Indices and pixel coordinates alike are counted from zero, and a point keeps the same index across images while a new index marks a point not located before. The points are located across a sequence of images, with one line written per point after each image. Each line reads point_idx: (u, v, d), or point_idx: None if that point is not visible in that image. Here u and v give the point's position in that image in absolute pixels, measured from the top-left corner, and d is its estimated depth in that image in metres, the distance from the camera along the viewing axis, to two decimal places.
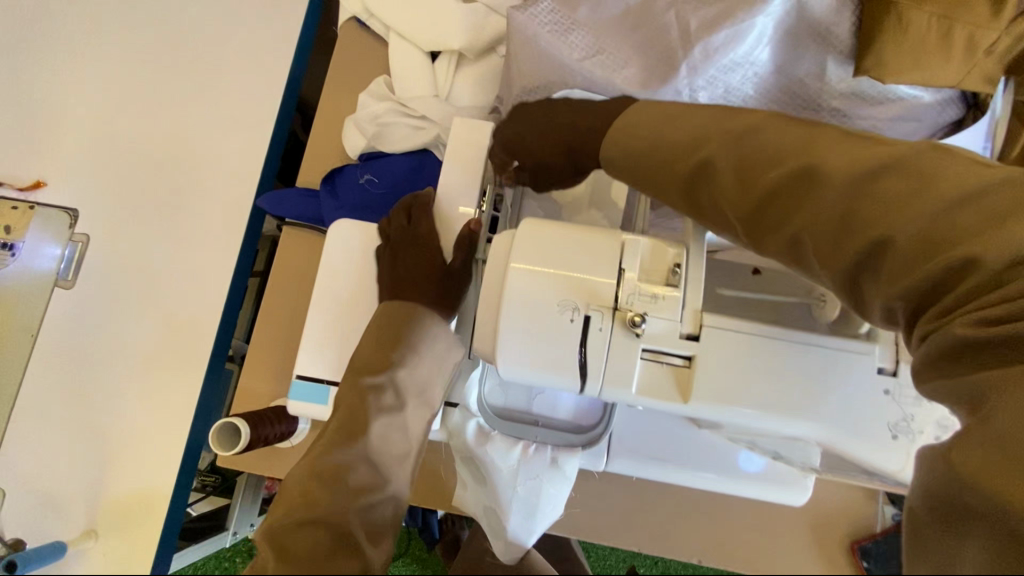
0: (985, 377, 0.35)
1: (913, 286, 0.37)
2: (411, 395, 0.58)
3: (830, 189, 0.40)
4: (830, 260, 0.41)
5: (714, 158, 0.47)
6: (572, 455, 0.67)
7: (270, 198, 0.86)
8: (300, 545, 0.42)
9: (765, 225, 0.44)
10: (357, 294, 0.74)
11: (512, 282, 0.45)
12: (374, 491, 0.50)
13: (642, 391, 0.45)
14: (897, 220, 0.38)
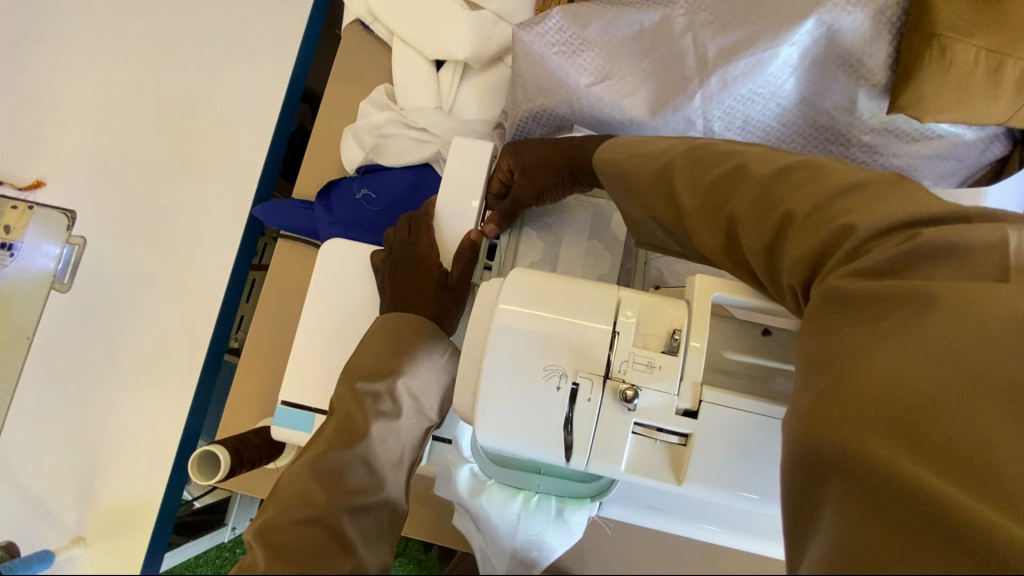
0: (850, 338, 0.33)
1: (805, 256, 0.36)
2: (403, 416, 0.57)
3: (756, 181, 0.41)
4: (746, 238, 0.40)
5: (694, 169, 0.45)
6: (579, 507, 0.62)
7: (265, 208, 0.83)
8: (287, 542, 0.45)
9: (705, 213, 0.43)
10: (347, 318, 0.72)
11: (494, 342, 0.42)
12: (356, 514, 0.49)
13: (632, 468, 0.41)
14: (798, 200, 0.38)
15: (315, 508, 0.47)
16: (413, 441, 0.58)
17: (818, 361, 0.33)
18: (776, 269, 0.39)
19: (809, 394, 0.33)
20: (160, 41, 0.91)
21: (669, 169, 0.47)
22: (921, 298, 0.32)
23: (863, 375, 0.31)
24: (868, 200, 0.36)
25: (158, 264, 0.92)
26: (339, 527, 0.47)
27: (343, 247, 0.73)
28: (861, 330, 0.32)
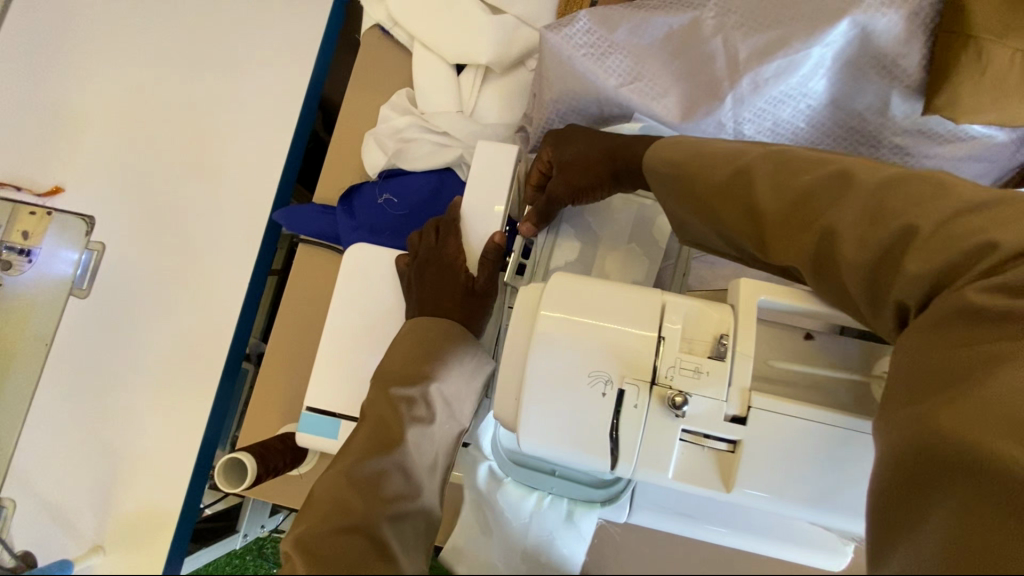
0: (974, 353, 0.35)
1: (930, 270, 0.37)
2: (437, 423, 0.56)
3: (856, 194, 0.41)
4: (851, 250, 0.40)
5: (768, 178, 0.45)
6: (588, 509, 0.64)
7: (286, 214, 0.83)
8: (327, 552, 0.45)
9: (795, 223, 0.43)
10: (373, 324, 0.71)
11: (538, 352, 0.41)
12: (397, 523, 0.48)
13: (679, 476, 0.41)
14: (921, 212, 0.38)
15: (354, 518, 0.47)
16: (445, 445, 0.57)
17: (922, 368, 0.37)
18: (882, 286, 0.39)
19: (923, 403, 0.35)
20: (180, 47, 0.91)
21: (747, 175, 0.47)
22: None
23: (965, 384, 0.35)
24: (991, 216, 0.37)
25: (177, 269, 0.91)
26: (379, 534, 0.46)
27: (368, 252, 0.73)
28: (978, 346, 0.35)
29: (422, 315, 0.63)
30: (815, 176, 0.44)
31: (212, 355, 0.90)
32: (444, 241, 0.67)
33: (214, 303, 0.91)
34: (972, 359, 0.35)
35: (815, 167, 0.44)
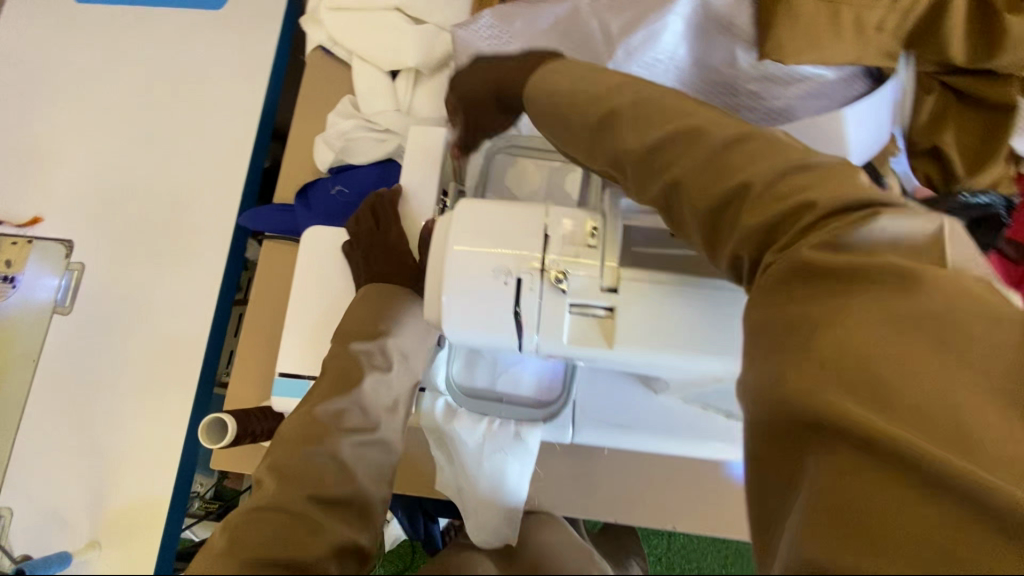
0: (813, 302, 0.34)
1: (760, 223, 0.38)
2: (391, 374, 0.65)
3: (690, 153, 0.44)
4: (696, 199, 0.42)
5: (636, 128, 0.47)
6: (534, 427, 0.74)
7: (252, 215, 0.94)
8: (294, 474, 0.53)
9: (653, 170, 0.46)
10: (331, 294, 0.80)
11: (449, 258, 0.51)
12: (356, 455, 0.57)
13: (572, 340, 0.51)
14: (755, 171, 0.40)
15: (318, 443, 0.55)
16: (401, 387, 0.66)
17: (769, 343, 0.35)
18: (719, 237, 0.41)
19: (779, 366, 0.34)
20: (149, 89, 1.05)
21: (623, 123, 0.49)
22: (892, 271, 0.33)
23: (830, 337, 0.32)
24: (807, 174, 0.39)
25: (151, 277, 0.99)
26: (343, 457, 0.55)
27: (321, 234, 0.82)
28: (826, 300, 0.34)
29: (369, 286, 0.72)
30: (672, 123, 0.45)
31: (185, 354, 0.96)
32: (392, 223, 0.78)
33: (185, 306, 0.98)
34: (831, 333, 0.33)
35: (668, 112, 0.46)
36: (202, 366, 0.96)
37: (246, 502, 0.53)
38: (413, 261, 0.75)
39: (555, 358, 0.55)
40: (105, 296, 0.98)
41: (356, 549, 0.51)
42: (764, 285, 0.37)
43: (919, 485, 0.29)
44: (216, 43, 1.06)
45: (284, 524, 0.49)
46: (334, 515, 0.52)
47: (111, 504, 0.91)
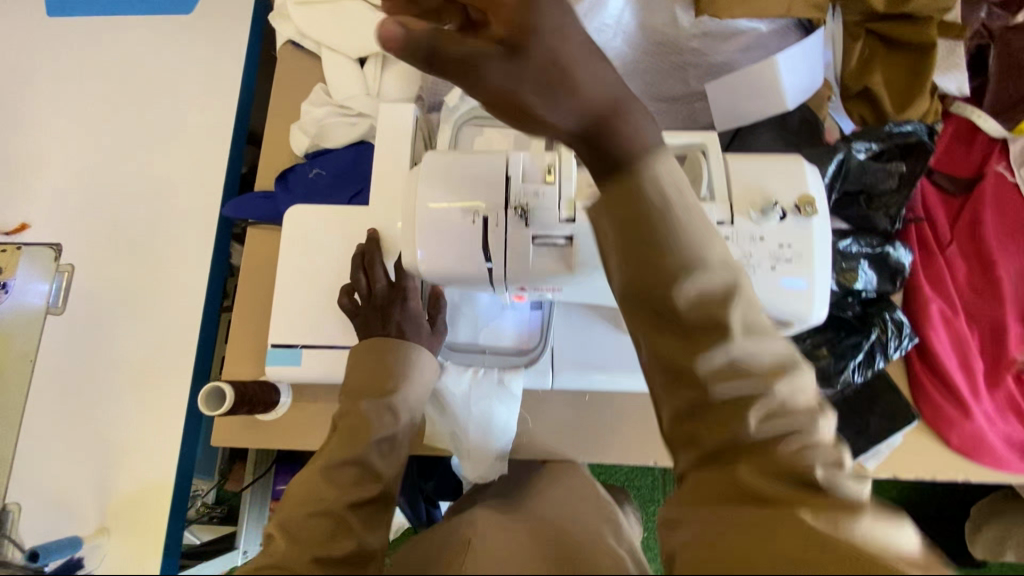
0: (743, 488, 0.37)
1: (714, 405, 0.38)
2: (400, 426, 0.70)
3: (717, 415, 0.39)
4: (661, 351, 0.39)
5: (655, 255, 0.38)
6: (517, 373, 0.80)
7: (235, 203, 0.98)
8: (297, 534, 0.60)
9: (607, 254, 0.40)
10: (314, 266, 0.83)
11: (421, 201, 0.56)
12: (360, 512, 0.63)
13: (537, 267, 0.57)
14: (725, 339, 0.38)
15: (325, 503, 0.62)
16: (403, 454, 0.70)
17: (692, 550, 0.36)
18: (679, 397, 0.39)
19: (705, 526, 0.37)
20: (125, 94, 1.08)
21: (630, 197, 0.38)
22: (814, 495, 0.36)
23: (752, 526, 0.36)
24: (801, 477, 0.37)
25: (135, 273, 1.00)
26: (344, 516, 0.62)
27: (304, 212, 0.85)
28: (750, 480, 0.37)
29: (371, 336, 0.75)
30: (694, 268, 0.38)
31: (174, 345, 0.97)
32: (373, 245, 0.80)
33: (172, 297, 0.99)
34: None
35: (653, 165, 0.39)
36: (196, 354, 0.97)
37: (257, 556, 0.60)
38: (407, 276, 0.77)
39: (525, 292, 0.61)
40: (93, 294, 1.00)
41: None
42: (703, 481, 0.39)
43: None
44: (189, 45, 1.10)
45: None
46: (334, 575, 0.57)
47: (115, 492, 0.93)
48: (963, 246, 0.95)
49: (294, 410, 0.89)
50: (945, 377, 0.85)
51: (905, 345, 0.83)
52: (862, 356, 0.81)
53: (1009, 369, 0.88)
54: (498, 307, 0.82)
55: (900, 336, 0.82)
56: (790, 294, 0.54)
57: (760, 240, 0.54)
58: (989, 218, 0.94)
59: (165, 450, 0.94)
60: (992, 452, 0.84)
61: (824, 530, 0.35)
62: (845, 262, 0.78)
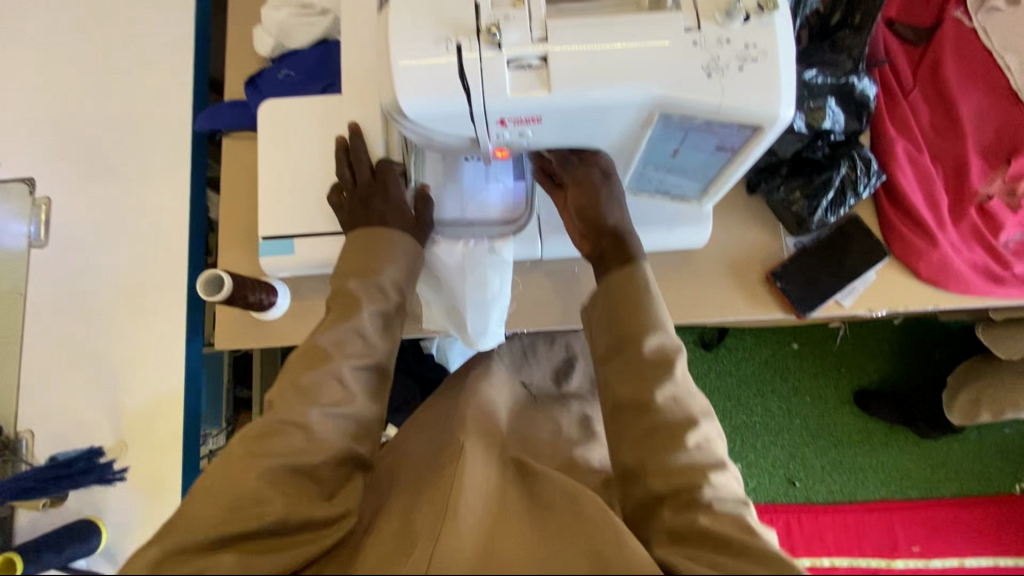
0: (656, 442, 0.57)
1: (633, 393, 0.59)
2: (385, 304, 0.72)
3: (634, 359, 0.60)
4: (609, 354, 0.63)
5: (630, 337, 0.61)
6: (506, 239, 0.83)
7: (205, 114, 0.96)
8: (300, 393, 0.62)
9: (612, 368, 0.62)
10: (294, 156, 0.83)
11: (395, 35, 0.58)
12: (360, 375, 0.67)
13: (514, 91, 0.58)
14: (652, 421, 0.57)
15: (324, 365, 0.64)
16: (395, 332, 0.73)
17: (614, 439, 0.60)
18: (621, 395, 0.60)
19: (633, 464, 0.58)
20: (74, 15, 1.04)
21: (634, 319, 0.62)
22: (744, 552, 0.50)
23: (656, 463, 0.56)
24: (677, 430, 0.56)
25: (115, 197, 1.00)
26: (343, 377, 0.64)
27: (279, 104, 0.84)
28: (651, 437, 0.57)
29: (357, 228, 0.77)
30: (659, 337, 0.61)
31: (165, 261, 0.98)
32: (353, 138, 0.79)
33: (155, 217, 0.99)
34: (683, 536, 0.52)
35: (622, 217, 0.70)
36: (188, 269, 0.98)
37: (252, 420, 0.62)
38: (390, 164, 0.79)
39: (505, 127, 0.61)
40: (76, 222, 1.00)
41: (358, 458, 0.64)
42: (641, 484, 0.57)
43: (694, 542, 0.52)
44: None
45: (303, 433, 0.60)
46: (342, 429, 0.63)
47: (126, 406, 0.95)
48: (927, 91, 0.98)
49: (292, 307, 0.90)
50: (911, 210, 0.90)
51: (874, 184, 0.86)
52: (832, 194, 0.85)
53: (972, 202, 0.92)
54: (483, 180, 0.82)
55: (868, 174, 0.86)
56: (759, 90, 0.57)
57: (726, 41, 0.57)
58: (950, 61, 0.97)
59: (172, 364, 0.96)
60: (960, 277, 0.89)
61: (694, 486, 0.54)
62: (811, 100, 0.81)
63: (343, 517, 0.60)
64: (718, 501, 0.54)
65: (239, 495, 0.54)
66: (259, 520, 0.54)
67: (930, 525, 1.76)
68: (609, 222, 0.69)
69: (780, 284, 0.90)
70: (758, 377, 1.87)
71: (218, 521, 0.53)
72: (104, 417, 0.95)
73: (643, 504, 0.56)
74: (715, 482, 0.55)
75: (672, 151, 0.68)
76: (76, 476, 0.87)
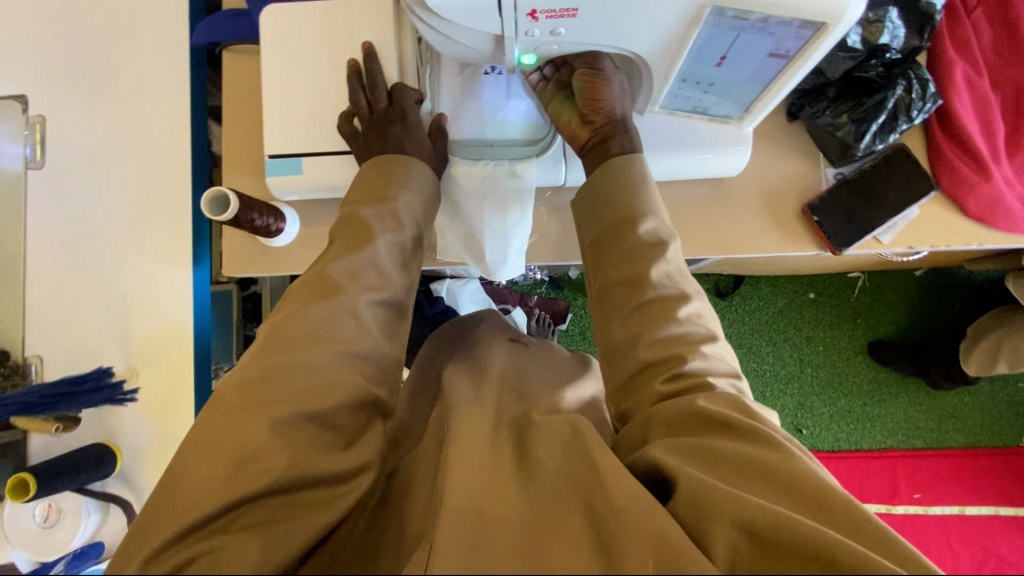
0: (651, 325, 0.61)
1: (631, 281, 0.64)
2: (397, 238, 0.68)
3: (628, 242, 0.65)
4: (603, 242, 0.67)
5: (628, 220, 0.66)
6: (528, 163, 0.78)
7: (205, 24, 0.88)
8: (311, 328, 0.58)
9: (606, 256, 0.67)
10: (301, 68, 0.77)
11: None
12: (379, 302, 0.63)
13: None
14: (652, 311, 0.62)
15: (338, 297, 0.61)
16: (411, 267, 0.69)
17: (605, 316, 0.66)
18: (617, 281, 0.65)
19: (626, 344, 0.62)
20: None
21: (626, 206, 0.66)
22: (740, 438, 0.51)
23: (651, 346, 0.60)
24: (668, 305, 0.62)
25: (111, 115, 0.94)
26: (358, 310, 0.61)
27: (284, 10, 0.76)
28: (647, 321, 0.61)
29: (370, 155, 0.73)
30: (653, 221, 0.65)
31: (170, 185, 0.93)
32: (361, 58, 0.73)
33: (155, 138, 0.93)
34: (679, 420, 0.54)
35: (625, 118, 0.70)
36: (193, 193, 0.93)
37: (255, 356, 0.58)
38: (404, 87, 0.73)
39: (536, 21, 0.55)
40: (72, 142, 0.94)
41: (377, 404, 0.60)
42: (632, 364, 0.61)
43: (690, 427, 0.53)
44: None
45: (313, 374, 0.56)
46: (358, 370, 0.59)
47: (137, 333, 0.93)
48: (992, 9, 0.89)
49: (302, 234, 0.86)
50: (966, 140, 0.83)
51: (928, 109, 0.79)
52: (882, 119, 0.79)
53: None
54: (503, 97, 0.76)
55: (924, 97, 0.79)
56: None
57: None
58: None
59: (181, 291, 0.93)
60: (1010, 212, 0.83)
61: (689, 370, 0.58)
62: (869, 11, 0.74)
63: (363, 471, 0.56)
64: (709, 372, 0.58)
65: (247, 448, 0.50)
66: (273, 475, 0.50)
67: (933, 474, 1.77)
68: (612, 111, 0.70)
69: (817, 218, 0.85)
70: (772, 327, 1.84)
71: (223, 485, 0.49)
72: (115, 343, 0.94)
73: (632, 379, 0.61)
74: (704, 353, 0.59)
75: (718, 59, 0.61)
76: (88, 393, 0.88)
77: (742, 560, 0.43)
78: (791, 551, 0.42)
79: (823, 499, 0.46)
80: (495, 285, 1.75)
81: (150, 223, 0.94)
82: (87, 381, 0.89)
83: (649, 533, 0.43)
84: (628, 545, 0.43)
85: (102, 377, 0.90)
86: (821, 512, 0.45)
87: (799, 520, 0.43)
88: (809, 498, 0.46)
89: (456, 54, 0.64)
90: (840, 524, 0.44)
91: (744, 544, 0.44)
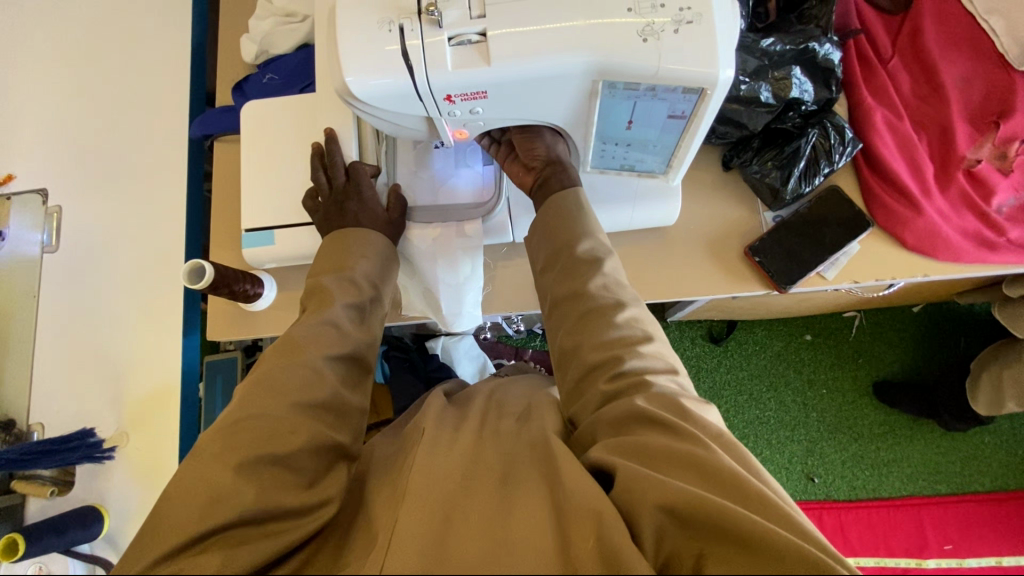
0: (594, 332, 0.63)
1: (575, 291, 0.67)
2: (355, 300, 0.74)
3: (569, 261, 0.69)
4: (547, 265, 0.71)
5: (566, 243, 0.70)
6: (475, 223, 0.85)
7: (198, 121, 1.01)
8: (264, 385, 0.62)
9: (551, 274, 0.70)
10: (274, 153, 0.87)
11: (342, 16, 0.61)
12: (335, 357, 0.68)
13: (456, 67, 0.60)
14: (594, 316, 0.64)
15: (293, 353, 0.65)
16: (372, 325, 0.76)
17: (556, 327, 0.69)
18: (562, 295, 0.68)
19: (572, 351, 0.65)
20: (72, 31, 1.09)
21: (566, 228, 0.71)
22: (674, 434, 0.53)
23: (595, 351, 0.62)
24: (608, 311, 0.64)
25: (118, 202, 1.05)
26: (314, 364, 0.65)
27: (261, 106, 0.88)
28: (590, 327, 0.64)
29: (332, 228, 0.81)
30: (590, 241, 0.70)
31: (166, 260, 1.03)
32: (324, 144, 0.83)
33: (155, 219, 1.05)
34: (620, 420, 0.56)
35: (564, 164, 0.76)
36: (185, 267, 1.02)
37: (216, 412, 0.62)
38: (363, 167, 0.82)
39: (453, 103, 0.63)
40: (84, 227, 1.06)
41: (335, 449, 0.63)
42: (578, 368, 0.63)
43: (630, 423, 0.55)
44: None
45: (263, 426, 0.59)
46: (314, 418, 0.62)
47: (131, 397, 1.00)
48: (907, 59, 0.96)
49: (279, 297, 0.94)
50: (893, 179, 0.88)
51: (850, 152, 0.86)
52: (804, 163, 0.85)
53: (959, 167, 0.90)
54: (452, 167, 0.85)
55: (843, 142, 0.85)
56: (694, 53, 0.58)
57: (660, 7, 0.58)
58: (929, 27, 0.95)
59: (174, 356, 1.01)
60: (949, 242, 0.86)
61: (629, 370, 0.60)
62: (775, 70, 0.82)
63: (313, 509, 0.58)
64: (647, 370, 0.60)
65: (191, 497, 0.54)
66: (231, 513, 0.53)
67: (961, 522, 1.66)
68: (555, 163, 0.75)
69: (759, 259, 0.88)
70: (770, 370, 1.82)
71: (196, 518, 0.52)
72: (111, 408, 1.00)
73: (578, 382, 0.63)
74: (641, 352, 0.62)
75: (626, 123, 0.68)
76: (65, 454, 0.94)
77: (667, 542, 0.47)
78: (712, 530, 0.45)
79: (741, 485, 0.47)
80: (491, 341, 1.79)
81: (148, 296, 1.03)
82: (68, 442, 0.94)
83: (592, 524, 0.46)
84: (574, 528, 0.47)
85: (83, 439, 0.95)
86: (741, 497, 0.47)
87: (716, 504, 0.45)
88: (730, 485, 0.48)
89: (404, 136, 0.73)
90: (758, 508, 0.46)
91: (668, 524, 0.47)
